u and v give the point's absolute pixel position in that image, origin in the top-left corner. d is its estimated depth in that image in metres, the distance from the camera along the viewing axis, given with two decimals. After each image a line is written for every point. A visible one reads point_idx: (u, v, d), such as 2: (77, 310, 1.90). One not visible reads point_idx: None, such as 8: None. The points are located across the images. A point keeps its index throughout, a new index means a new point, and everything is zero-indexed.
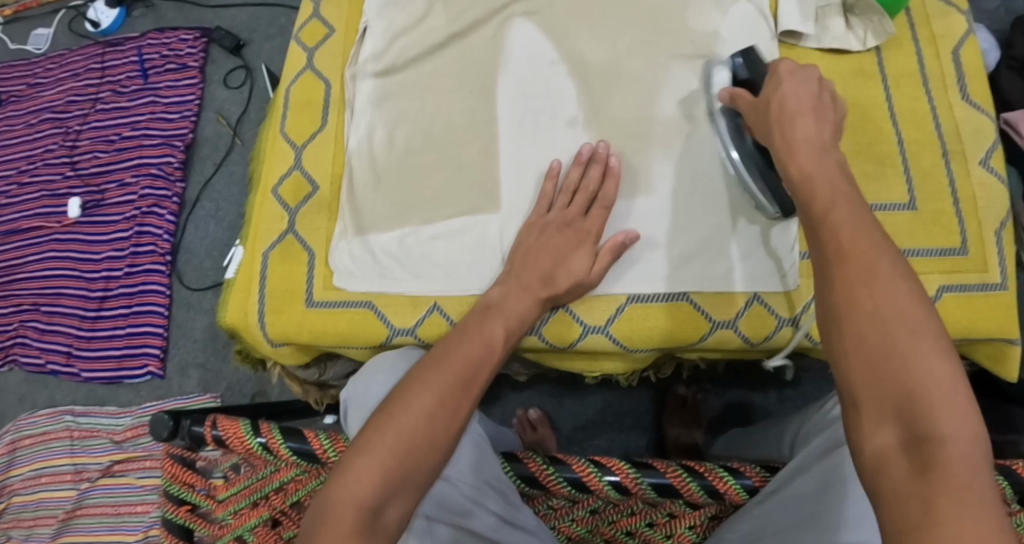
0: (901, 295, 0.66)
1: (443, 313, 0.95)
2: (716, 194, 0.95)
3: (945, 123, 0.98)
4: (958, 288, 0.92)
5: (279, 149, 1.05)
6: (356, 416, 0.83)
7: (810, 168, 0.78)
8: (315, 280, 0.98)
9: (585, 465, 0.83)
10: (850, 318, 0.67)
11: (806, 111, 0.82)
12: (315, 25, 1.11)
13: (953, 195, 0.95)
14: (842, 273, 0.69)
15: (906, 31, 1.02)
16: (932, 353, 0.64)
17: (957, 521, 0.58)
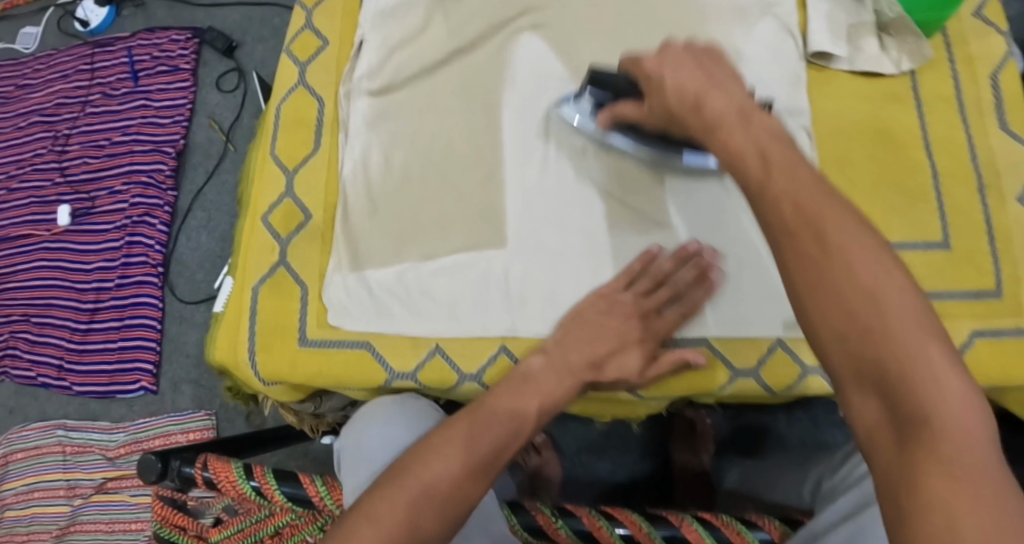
0: (861, 259, 0.59)
1: (445, 355, 0.90)
2: (639, 176, 0.92)
3: (981, 154, 0.93)
4: (991, 334, 0.87)
5: (268, 173, 0.99)
6: (352, 468, 0.83)
7: (736, 146, 0.68)
8: (308, 317, 0.92)
9: (595, 517, 0.78)
10: (813, 293, 0.60)
11: (706, 89, 0.72)
12: (307, 37, 1.05)
13: (989, 231, 0.90)
14: (795, 243, 0.61)
15: (942, 52, 0.97)
16: (912, 326, 0.57)
17: (952, 503, 0.53)
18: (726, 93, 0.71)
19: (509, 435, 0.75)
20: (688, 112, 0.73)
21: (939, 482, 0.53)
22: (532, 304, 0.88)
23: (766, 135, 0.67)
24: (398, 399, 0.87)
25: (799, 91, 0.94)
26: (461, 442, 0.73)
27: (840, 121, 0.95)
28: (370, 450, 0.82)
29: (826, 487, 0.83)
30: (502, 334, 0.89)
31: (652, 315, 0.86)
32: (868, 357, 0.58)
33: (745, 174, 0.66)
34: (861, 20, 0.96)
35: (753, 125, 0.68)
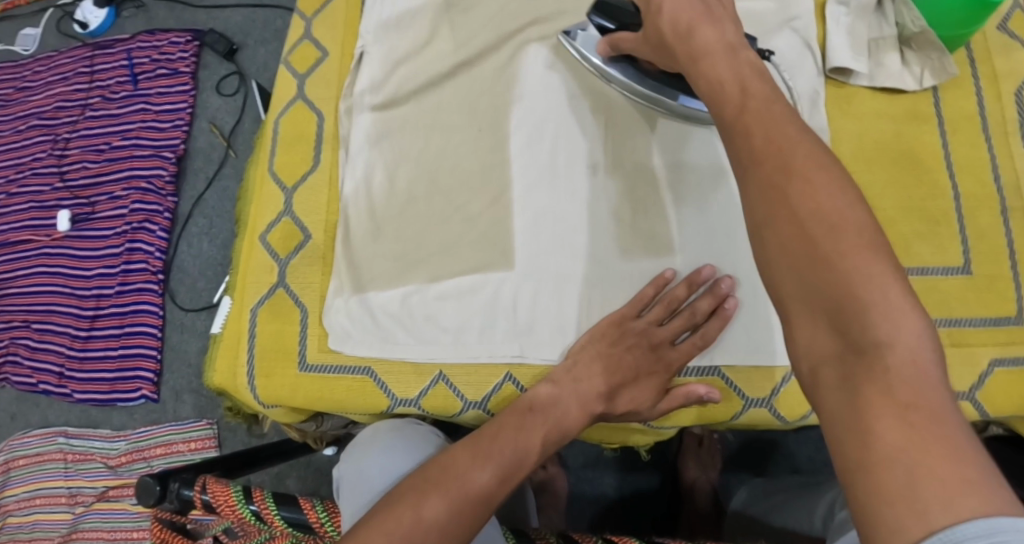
0: (824, 190, 0.59)
1: (450, 384, 0.87)
2: (629, 119, 0.92)
3: (1005, 177, 0.90)
4: (1010, 363, 0.85)
5: (266, 192, 0.97)
6: (352, 497, 0.81)
7: (718, 75, 0.68)
8: (309, 341, 0.90)
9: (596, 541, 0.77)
10: (773, 224, 0.60)
11: (701, 19, 0.71)
12: (307, 48, 1.03)
13: (1011, 256, 0.88)
14: (761, 173, 0.62)
15: (966, 68, 0.94)
16: (871, 258, 0.57)
17: (891, 438, 0.52)
18: (717, 27, 0.70)
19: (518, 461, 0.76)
20: (679, 40, 0.72)
21: (889, 416, 0.53)
22: (540, 330, 0.86)
23: (748, 65, 0.68)
24: (400, 427, 0.84)
25: (817, 107, 0.92)
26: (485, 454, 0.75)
27: (862, 139, 0.92)
28: (371, 479, 0.80)
29: (836, 518, 0.79)
30: (509, 362, 0.87)
31: (665, 345, 0.84)
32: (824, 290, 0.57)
33: (723, 104, 0.67)
34: (882, 33, 0.93)
35: (739, 55, 0.69)
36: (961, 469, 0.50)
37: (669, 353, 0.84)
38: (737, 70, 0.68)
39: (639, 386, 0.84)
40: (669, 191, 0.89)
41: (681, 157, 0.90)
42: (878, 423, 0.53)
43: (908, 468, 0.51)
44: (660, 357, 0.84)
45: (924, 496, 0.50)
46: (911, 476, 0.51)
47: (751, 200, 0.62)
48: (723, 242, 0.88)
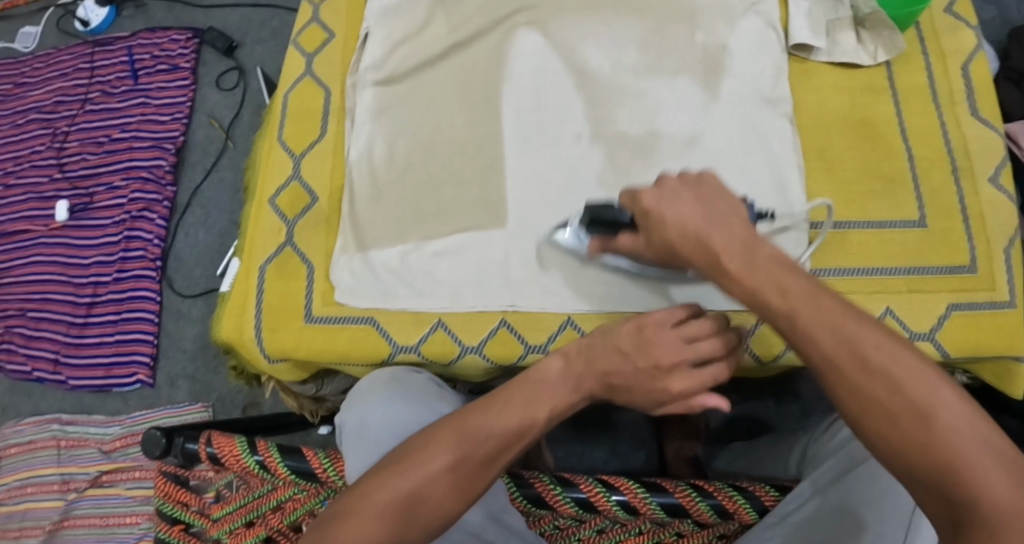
0: (907, 376, 0.62)
1: (448, 330, 0.92)
2: (640, 296, 0.90)
3: (955, 141, 0.97)
4: (967, 307, 0.91)
5: (276, 159, 1.02)
6: (354, 447, 0.83)
7: (749, 285, 0.68)
8: (313, 296, 0.95)
9: (593, 485, 0.80)
10: (866, 418, 0.63)
11: (707, 225, 0.71)
12: (314, 30, 1.08)
13: (964, 211, 0.94)
14: (840, 370, 0.63)
15: (916, 45, 1.01)
16: (969, 441, 0.60)
17: None
18: (729, 231, 0.70)
19: (504, 447, 0.75)
20: (691, 250, 0.71)
21: None
22: (531, 284, 0.92)
23: (773, 268, 0.67)
24: (398, 374, 0.89)
25: (781, 80, 0.98)
26: (487, 423, 0.75)
27: (821, 114, 0.99)
28: (376, 430, 0.83)
29: (810, 453, 0.87)
30: (503, 309, 0.92)
31: (682, 365, 0.76)
32: (931, 470, 0.60)
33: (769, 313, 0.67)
34: (838, 15, 1.01)
35: (758, 257, 0.68)
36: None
37: (682, 373, 0.76)
38: (767, 278, 0.67)
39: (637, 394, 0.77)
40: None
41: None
42: None
43: None
44: (668, 381, 0.76)
45: None
46: None
47: (833, 390, 0.64)
48: None
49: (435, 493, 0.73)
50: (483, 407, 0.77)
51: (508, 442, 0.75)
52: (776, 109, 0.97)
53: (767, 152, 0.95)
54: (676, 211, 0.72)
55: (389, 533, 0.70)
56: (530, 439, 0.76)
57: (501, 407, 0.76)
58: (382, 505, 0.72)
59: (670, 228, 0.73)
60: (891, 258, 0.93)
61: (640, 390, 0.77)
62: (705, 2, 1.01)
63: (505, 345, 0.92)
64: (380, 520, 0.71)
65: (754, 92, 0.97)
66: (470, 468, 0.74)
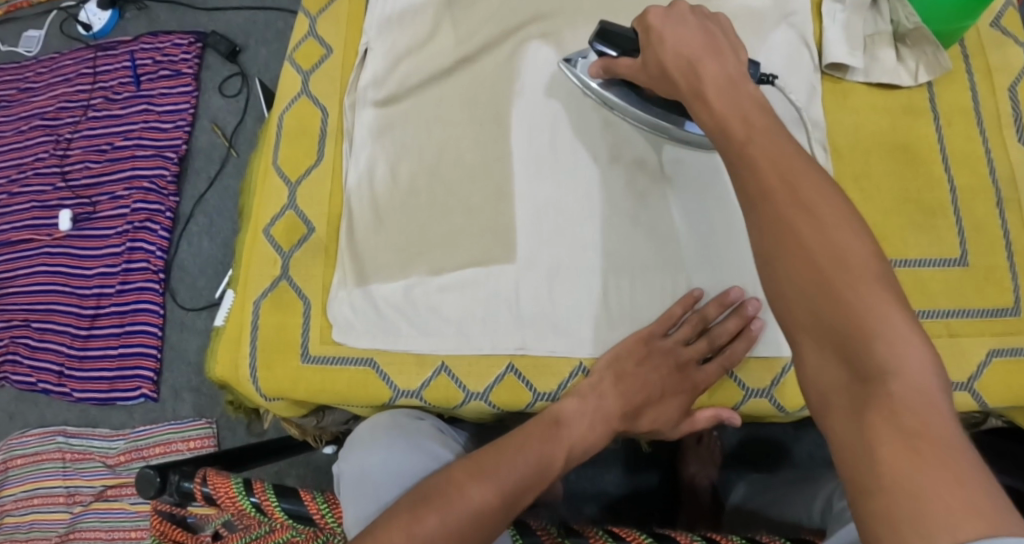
0: (832, 221, 0.62)
1: (451, 374, 0.88)
2: (637, 144, 0.92)
3: (1001, 170, 0.91)
4: (1008, 353, 0.85)
5: (271, 186, 0.97)
6: (352, 496, 0.77)
7: (718, 112, 0.71)
8: (311, 332, 0.90)
9: (601, 536, 0.76)
10: (785, 262, 0.62)
11: (702, 53, 0.74)
12: (311, 45, 1.04)
13: (1008, 247, 0.89)
14: (773, 208, 0.64)
15: (960, 63, 0.95)
16: (877, 296, 0.59)
17: (898, 464, 0.53)
18: (720, 60, 0.73)
19: (523, 487, 0.73)
20: (681, 72, 0.75)
21: (892, 441, 0.54)
22: (541, 322, 0.87)
23: (752, 102, 0.70)
24: (401, 417, 0.84)
25: (814, 100, 0.94)
26: (509, 463, 0.73)
27: (857, 136, 0.93)
28: (377, 479, 0.78)
29: (835, 508, 0.82)
30: (512, 352, 0.88)
31: (694, 365, 0.86)
32: (837, 320, 0.60)
33: (728, 136, 0.69)
34: (877, 29, 0.95)
35: (740, 92, 0.71)
36: (977, 500, 0.51)
37: (694, 372, 0.85)
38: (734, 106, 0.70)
39: (665, 403, 0.85)
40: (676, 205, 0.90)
41: (686, 179, 0.91)
42: (879, 442, 0.55)
43: (915, 493, 0.52)
44: (686, 380, 0.85)
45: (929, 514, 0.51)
46: (913, 494, 0.52)
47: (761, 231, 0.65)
48: (719, 242, 0.89)
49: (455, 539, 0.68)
50: (500, 448, 0.75)
51: (529, 481, 0.73)
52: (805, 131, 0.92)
53: None
54: (683, 33, 0.76)
55: None
56: (547, 480, 0.75)
57: (520, 451, 0.75)
58: None
59: (668, 51, 0.76)
60: (929, 299, 0.87)
61: (664, 402, 0.85)
62: (730, 11, 0.96)
63: (513, 391, 0.88)
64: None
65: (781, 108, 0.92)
66: (493, 509, 0.70)
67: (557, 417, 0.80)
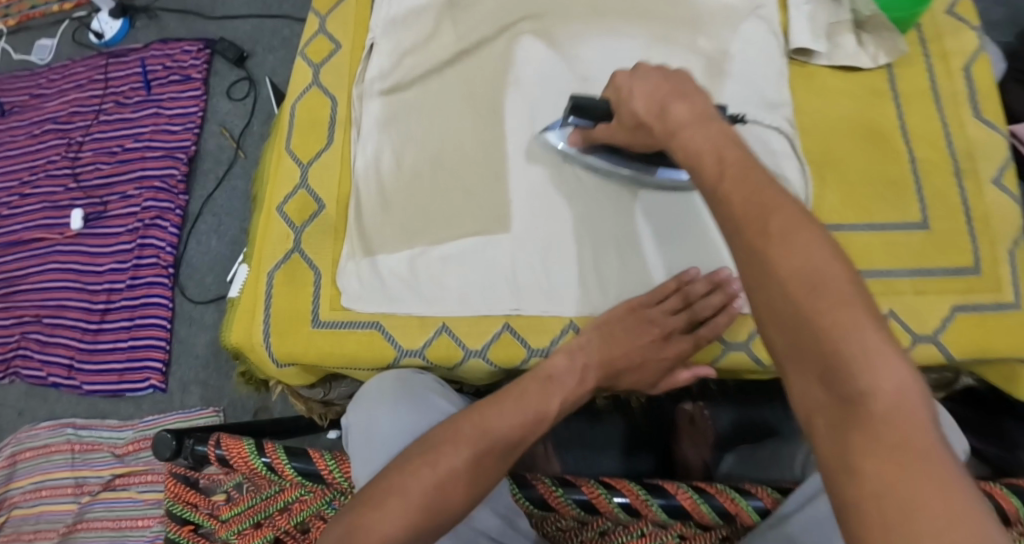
0: (803, 251, 0.64)
1: (452, 334, 0.94)
2: (612, 192, 0.97)
3: (959, 143, 0.99)
4: (972, 308, 0.92)
5: (284, 167, 1.04)
6: (359, 447, 0.83)
7: (696, 151, 0.73)
8: (321, 301, 0.97)
9: (594, 487, 0.82)
10: (764, 295, 0.65)
11: (671, 98, 0.78)
12: (321, 41, 1.11)
13: (967, 214, 0.96)
14: (746, 242, 0.67)
15: (917, 48, 1.03)
16: (854, 321, 0.62)
17: (886, 480, 0.58)
18: (689, 103, 0.76)
19: (523, 435, 0.79)
20: (654, 119, 0.78)
21: (878, 458, 0.59)
22: (537, 287, 0.94)
23: (722, 138, 0.72)
24: (404, 369, 0.90)
25: (784, 88, 1.00)
26: (509, 411, 0.80)
27: (827, 118, 1.01)
28: (382, 433, 0.83)
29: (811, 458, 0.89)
30: (508, 313, 0.94)
31: (677, 332, 0.91)
32: (814, 347, 0.62)
33: (702, 175, 0.72)
34: (839, 18, 1.03)
35: (711, 125, 0.73)
36: (959, 508, 0.56)
37: (677, 339, 0.91)
38: (711, 146, 0.72)
39: (648, 364, 0.91)
40: (652, 239, 0.95)
41: (662, 225, 0.96)
42: (864, 459, 0.59)
43: (902, 507, 0.57)
44: (668, 347, 0.91)
45: (920, 526, 0.56)
46: (902, 507, 0.57)
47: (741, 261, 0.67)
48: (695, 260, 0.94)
49: (459, 487, 0.75)
50: (501, 398, 0.81)
51: (528, 427, 0.80)
52: (775, 113, 0.99)
53: (764, 152, 0.96)
54: (643, 87, 0.80)
55: (421, 517, 0.73)
56: (544, 429, 0.81)
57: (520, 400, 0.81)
58: (409, 500, 0.73)
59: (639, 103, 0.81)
60: (894, 262, 0.94)
61: (647, 361, 0.90)
62: (707, 9, 1.04)
63: (509, 349, 0.93)
64: (403, 518, 0.72)
65: (754, 93, 1.00)
66: (496, 455, 0.77)
67: (548, 372, 0.85)
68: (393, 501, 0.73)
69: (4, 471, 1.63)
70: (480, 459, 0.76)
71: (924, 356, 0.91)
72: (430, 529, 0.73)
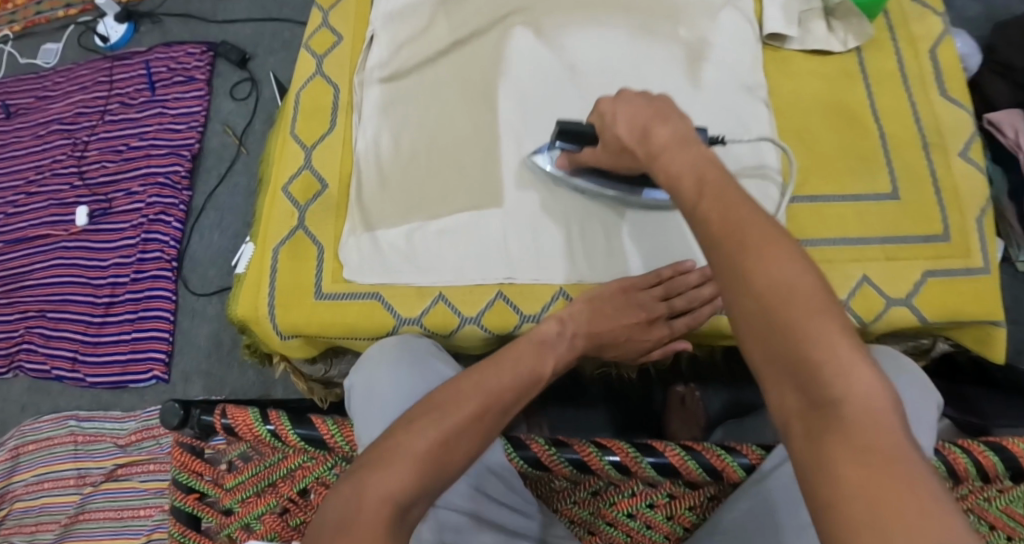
0: (777, 259, 0.63)
1: (448, 302, 0.99)
2: (598, 213, 1.01)
3: (926, 119, 1.05)
4: (942, 273, 0.97)
5: (289, 150, 1.09)
6: (361, 405, 0.88)
7: (675, 173, 0.73)
8: (324, 274, 1.02)
9: (586, 446, 0.87)
10: (738, 302, 0.64)
11: (653, 119, 0.78)
12: (324, 34, 1.16)
13: (935, 184, 1.01)
14: (721, 254, 0.65)
15: (885, 32, 1.10)
16: (826, 328, 0.61)
17: (860, 483, 0.56)
18: (670, 127, 0.76)
19: (518, 392, 0.82)
20: (637, 141, 0.79)
21: (850, 461, 0.57)
22: (528, 257, 0.99)
23: (701, 161, 0.72)
24: (405, 335, 0.94)
25: (758, 70, 1.07)
26: (501, 369, 0.83)
27: (798, 97, 1.07)
28: (382, 393, 0.87)
29: None
30: (501, 282, 0.99)
31: (662, 318, 0.98)
32: (786, 352, 0.61)
33: (681, 198, 0.71)
34: (810, 6, 1.10)
35: (690, 149, 0.73)
36: (932, 511, 0.54)
37: (661, 325, 0.98)
38: (690, 165, 0.72)
39: (634, 340, 0.99)
40: (636, 256, 1.00)
41: (646, 242, 1.00)
42: (837, 463, 0.58)
43: (874, 508, 0.55)
44: (652, 331, 0.98)
45: (893, 528, 0.54)
46: (874, 509, 0.55)
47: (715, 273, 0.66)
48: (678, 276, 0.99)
49: (464, 442, 0.76)
50: (491, 362, 0.84)
51: (523, 386, 0.83)
52: (754, 95, 1.05)
53: (744, 131, 1.03)
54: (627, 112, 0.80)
55: (430, 466, 0.73)
56: (536, 389, 0.85)
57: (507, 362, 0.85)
58: (416, 455, 0.73)
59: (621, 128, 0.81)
60: (867, 229, 0.99)
61: (633, 340, 0.99)
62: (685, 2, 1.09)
63: (502, 315, 0.99)
64: (414, 470, 0.72)
65: (733, 78, 1.05)
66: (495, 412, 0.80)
67: (538, 337, 0.89)
68: (401, 456, 0.73)
69: (5, 464, 1.61)
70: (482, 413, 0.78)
71: (898, 318, 0.96)
72: (438, 481, 0.73)
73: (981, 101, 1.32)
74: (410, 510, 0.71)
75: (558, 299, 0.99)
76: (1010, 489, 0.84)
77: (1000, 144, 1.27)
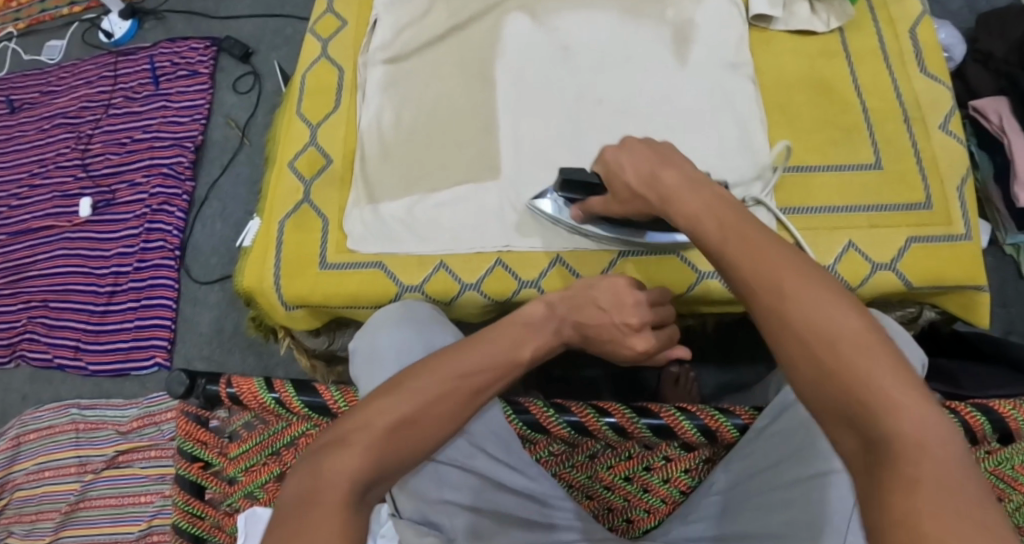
0: (816, 304, 0.66)
1: (449, 270, 1.03)
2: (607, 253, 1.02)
3: (906, 95, 1.09)
4: (925, 240, 1.02)
5: (295, 128, 1.13)
6: (365, 365, 0.91)
7: (692, 213, 0.77)
8: (328, 245, 1.05)
9: (585, 409, 0.90)
10: (784, 349, 0.67)
11: (657, 165, 0.83)
12: (329, 20, 1.20)
13: (916, 155, 1.06)
14: (761, 302, 0.69)
15: (867, 13, 1.15)
16: (871, 367, 0.63)
17: (914, 513, 0.57)
18: (677, 169, 0.81)
19: (494, 375, 0.79)
20: (645, 186, 0.83)
21: (901, 494, 0.58)
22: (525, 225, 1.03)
23: (712, 200, 0.77)
24: (408, 302, 0.97)
25: (743, 47, 1.11)
26: (482, 351, 0.80)
27: (781, 74, 1.12)
28: (384, 352, 0.91)
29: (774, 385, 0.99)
30: (499, 250, 1.03)
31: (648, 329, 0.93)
32: (835, 392, 0.64)
33: (700, 236, 0.76)
34: None
35: (702, 191, 0.78)
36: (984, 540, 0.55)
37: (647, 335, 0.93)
38: (706, 207, 0.76)
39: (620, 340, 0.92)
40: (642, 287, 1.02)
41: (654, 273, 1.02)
42: (889, 496, 0.59)
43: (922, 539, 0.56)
44: (638, 340, 0.92)
45: None
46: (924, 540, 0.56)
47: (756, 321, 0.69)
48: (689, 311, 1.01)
49: (428, 422, 0.75)
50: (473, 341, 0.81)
51: (500, 370, 0.80)
52: (738, 73, 1.09)
53: (732, 108, 1.07)
54: (632, 160, 0.85)
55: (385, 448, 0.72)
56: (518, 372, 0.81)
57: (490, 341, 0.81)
58: (376, 436, 0.72)
59: (629, 174, 0.86)
60: (851, 198, 1.04)
61: (613, 342, 0.92)
62: None
63: (500, 282, 1.02)
64: (370, 450, 0.71)
65: (721, 59, 1.09)
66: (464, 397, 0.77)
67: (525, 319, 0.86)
68: (361, 434, 0.72)
69: (6, 453, 1.62)
70: (445, 391, 0.76)
71: (884, 283, 1.01)
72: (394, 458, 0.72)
73: (964, 88, 1.36)
74: (369, 493, 0.70)
75: (557, 265, 1.02)
76: (999, 451, 0.87)
77: (984, 128, 1.32)
